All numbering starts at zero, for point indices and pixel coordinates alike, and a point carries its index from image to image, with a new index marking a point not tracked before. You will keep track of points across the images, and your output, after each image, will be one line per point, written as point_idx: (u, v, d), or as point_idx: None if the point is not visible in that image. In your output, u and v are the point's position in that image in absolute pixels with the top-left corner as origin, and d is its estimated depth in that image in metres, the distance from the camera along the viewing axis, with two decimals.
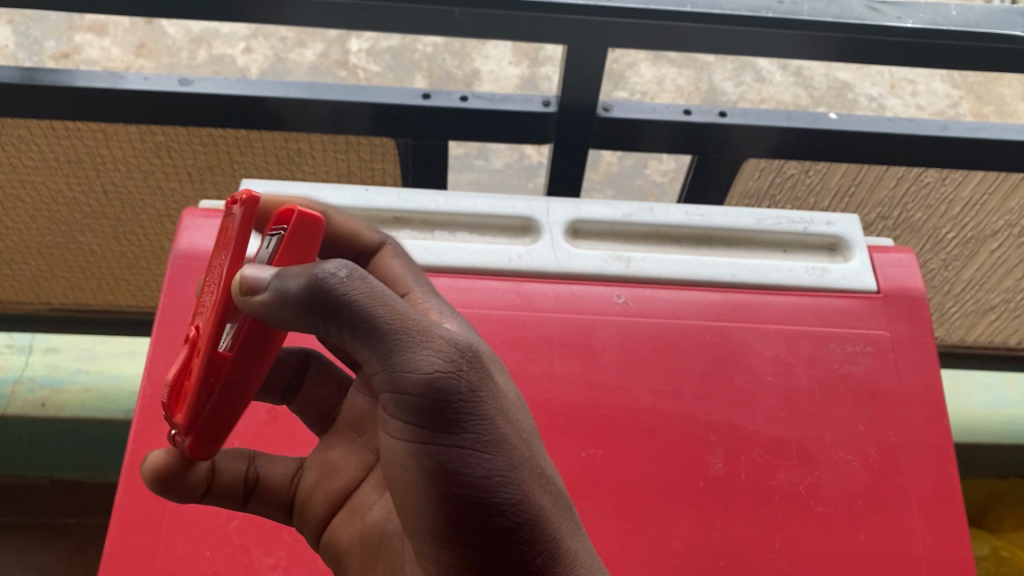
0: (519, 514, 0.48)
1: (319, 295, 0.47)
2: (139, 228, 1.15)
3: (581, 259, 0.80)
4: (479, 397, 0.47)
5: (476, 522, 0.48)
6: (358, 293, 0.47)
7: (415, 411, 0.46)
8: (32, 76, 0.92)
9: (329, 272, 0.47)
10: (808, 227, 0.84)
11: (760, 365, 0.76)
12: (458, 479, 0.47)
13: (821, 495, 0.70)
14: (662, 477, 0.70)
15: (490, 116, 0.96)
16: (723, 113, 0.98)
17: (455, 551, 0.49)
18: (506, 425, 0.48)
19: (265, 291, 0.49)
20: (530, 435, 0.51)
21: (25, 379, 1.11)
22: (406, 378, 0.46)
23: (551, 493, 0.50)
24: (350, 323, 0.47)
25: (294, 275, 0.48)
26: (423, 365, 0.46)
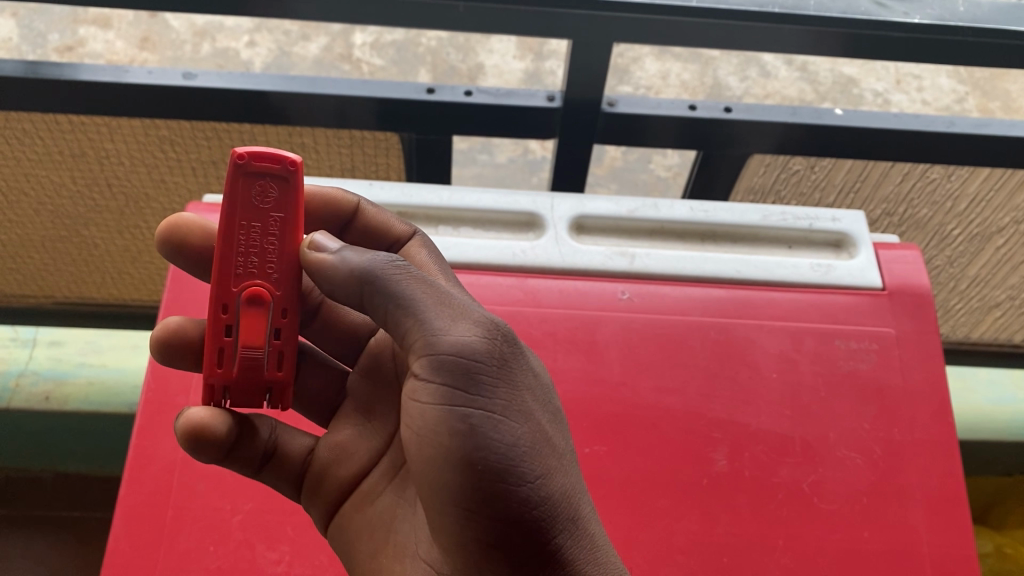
0: (544, 482, 0.52)
1: (372, 271, 0.55)
2: (143, 222, 1.15)
3: (585, 255, 0.80)
4: (507, 369, 0.54)
5: (504, 485, 0.51)
6: (405, 275, 0.55)
7: (455, 375, 0.52)
8: (37, 70, 0.92)
9: (387, 259, 0.56)
10: (813, 224, 0.83)
11: (765, 362, 0.75)
12: (489, 444, 0.51)
13: (825, 492, 0.70)
14: (665, 472, 0.70)
15: (495, 110, 0.96)
16: (729, 109, 0.98)
17: (479, 518, 0.52)
18: (531, 403, 0.55)
19: (329, 258, 0.57)
20: (555, 426, 0.57)
21: (30, 372, 1.11)
22: (448, 344, 0.53)
23: (571, 477, 0.55)
24: (402, 301, 0.55)
25: (354, 256, 0.56)
26: (463, 336, 0.53)
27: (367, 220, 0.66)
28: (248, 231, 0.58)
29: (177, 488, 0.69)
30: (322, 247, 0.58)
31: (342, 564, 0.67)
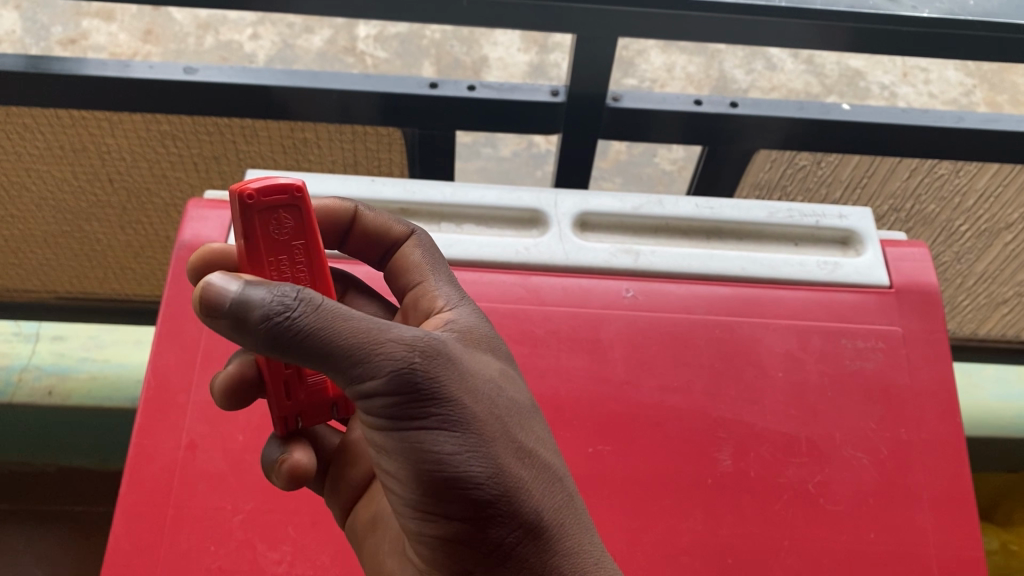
0: (496, 485, 0.50)
1: (274, 320, 0.46)
2: (145, 217, 1.15)
3: (590, 253, 0.79)
4: (441, 388, 0.48)
5: (453, 499, 0.50)
6: (317, 312, 0.47)
7: (384, 405, 0.48)
8: (39, 64, 0.91)
9: (282, 301, 0.46)
10: (819, 221, 0.82)
11: (770, 360, 0.75)
12: (432, 463, 0.49)
13: (831, 492, 0.70)
14: (670, 473, 0.69)
15: (499, 105, 0.95)
16: (735, 104, 0.97)
17: (440, 523, 0.51)
18: (471, 405, 0.50)
19: (222, 305, 0.46)
20: (511, 416, 0.53)
21: (32, 367, 1.11)
22: (369, 380, 0.47)
23: (533, 467, 0.52)
24: (310, 345, 0.47)
25: (248, 299, 0.46)
26: (383, 369, 0.47)
27: (363, 224, 0.64)
28: (275, 266, 0.54)
29: (178, 487, 0.68)
30: (218, 293, 0.46)
31: (344, 564, 0.66)
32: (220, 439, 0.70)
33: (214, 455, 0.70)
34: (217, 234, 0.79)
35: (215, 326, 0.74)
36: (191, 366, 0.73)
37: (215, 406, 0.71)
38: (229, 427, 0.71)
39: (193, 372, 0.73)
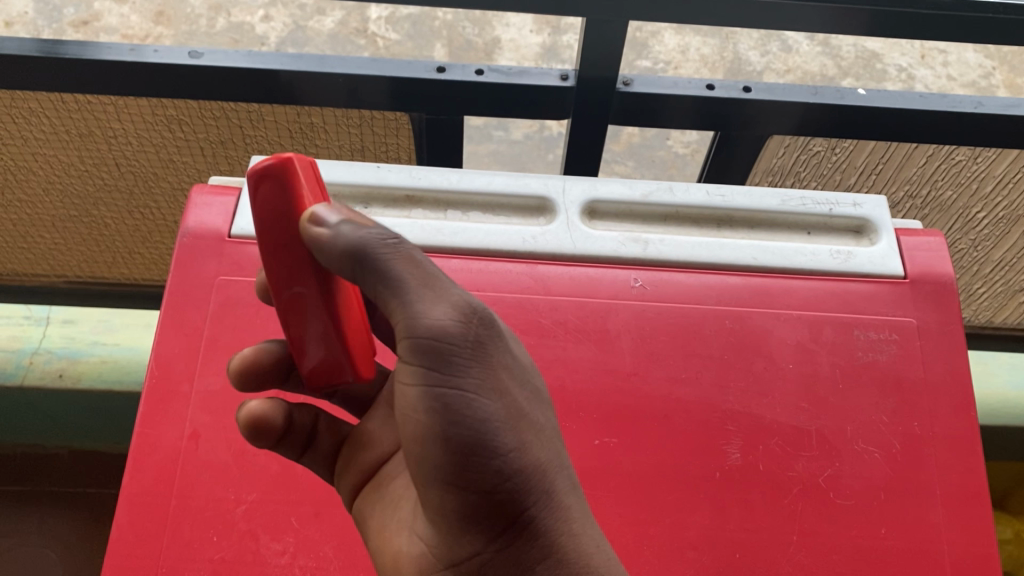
0: (516, 457, 0.51)
1: (362, 249, 0.50)
2: (153, 202, 1.14)
3: (598, 241, 0.78)
4: (489, 351, 0.51)
5: (475, 464, 0.50)
6: (403, 253, 0.50)
7: (431, 357, 0.49)
8: (54, 49, 0.90)
9: (378, 235, 0.50)
10: (833, 209, 0.81)
11: (781, 352, 0.73)
12: (461, 426, 0.50)
13: (841, 487, 0.68)
14: (677, 466, 0.68)
15: (507, 90, 0.93)
16: (748, 88, 0.95)
17: (456, 491, 0.51)
18: (508, 379, 0.52)
19: (324, 231, 0.50)
20: (539, 404, 0.55)
21: (43, 351, 1.18)
22: (425, 327, 0.49)
23: (553, 453, 0.54)
24: (387, 281, 0.50)
25: (344, 229, 0.50)
26: (441, 318, 0.49)
27: None
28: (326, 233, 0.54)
29: (181, 477, 0.68)
30: (322, 220, 0.50)
31: (348, 556, 0.66)
32: (223, 429, 0.70)
33: (217, 445, 0.69)
34: (221, 222, 0.78)
35: (219, 314, 0.74)
36: (194, 355, 0.72)
37: (218, 396, 0.71)
38: (232, 417, 0.70)
39: (196, 361, 0.72)
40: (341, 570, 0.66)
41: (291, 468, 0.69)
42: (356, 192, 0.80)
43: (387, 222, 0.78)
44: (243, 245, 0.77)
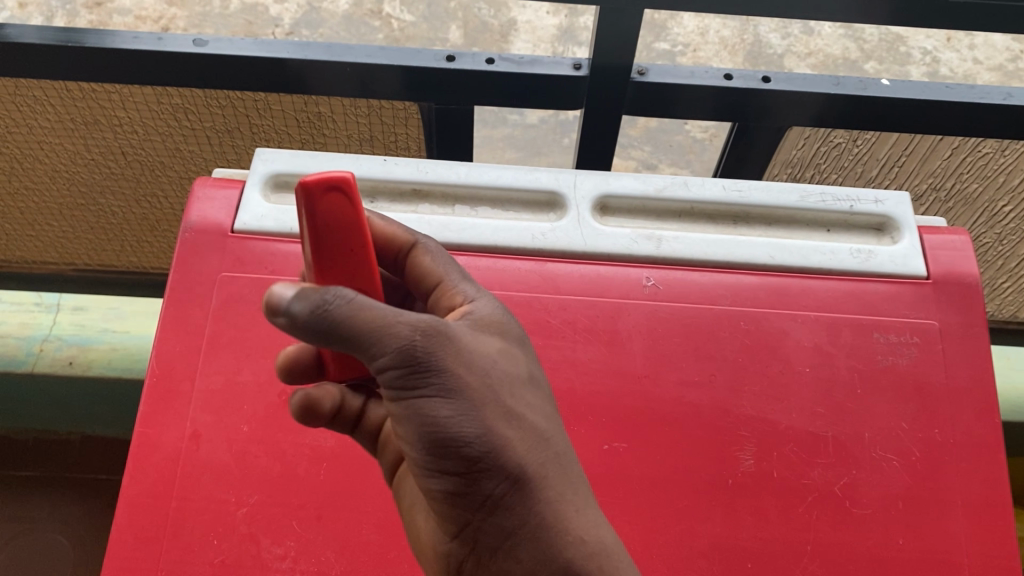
0: (495, 460, 0.49)
1: (311, 311, 0.46)
2: (160, 190, 1.12)
3: (609, 238, 0.76)
4: (449, 367, 0.48)
5: (455, 472, 0.49)
6: (351, 306, 0.46)
7: (393, 386, 0.48)
8: (73, 38, 0.88)
9: (326, 296, 0.46)
10: (853, 205, 0.78)
11: (798, 355, 0.71)
12: (435, 440, 0.48)
13: (858, 495, 0.66)
14: (689, 473, 0.66)
15: (518, 79, 0.91)
16: (767, 78, 0.92)
17: (448, 498, 0.50)
18: (482, 386, 0.49)
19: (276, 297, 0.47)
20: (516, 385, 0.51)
21: (53, 337, 1.20)
22: (381, 364, 0.47)
23: (534, 439, 0.51)
24: (336, 335, 0.47)
25: (291, 292, 0.47)
26: (393, 354, 0.47)
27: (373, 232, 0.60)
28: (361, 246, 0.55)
29: (181, 479, 0.67)
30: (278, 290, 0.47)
31: (350, 561, 0.65)
32: (224, 429, 0.68)
33: (218, 445, 0.68)
34: (224, 216, 0.76)
35: (221, 311, 0.72)
36: (195, 353, 0.71)
37: (219, 395, 0.69)
38: (233, 417, 0.69)
39: (197, 359, 0.70)
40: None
41: (293, 470, 0.67)
42: (362, 186, 0.79)
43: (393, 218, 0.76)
44: (246, 240, 0.75)
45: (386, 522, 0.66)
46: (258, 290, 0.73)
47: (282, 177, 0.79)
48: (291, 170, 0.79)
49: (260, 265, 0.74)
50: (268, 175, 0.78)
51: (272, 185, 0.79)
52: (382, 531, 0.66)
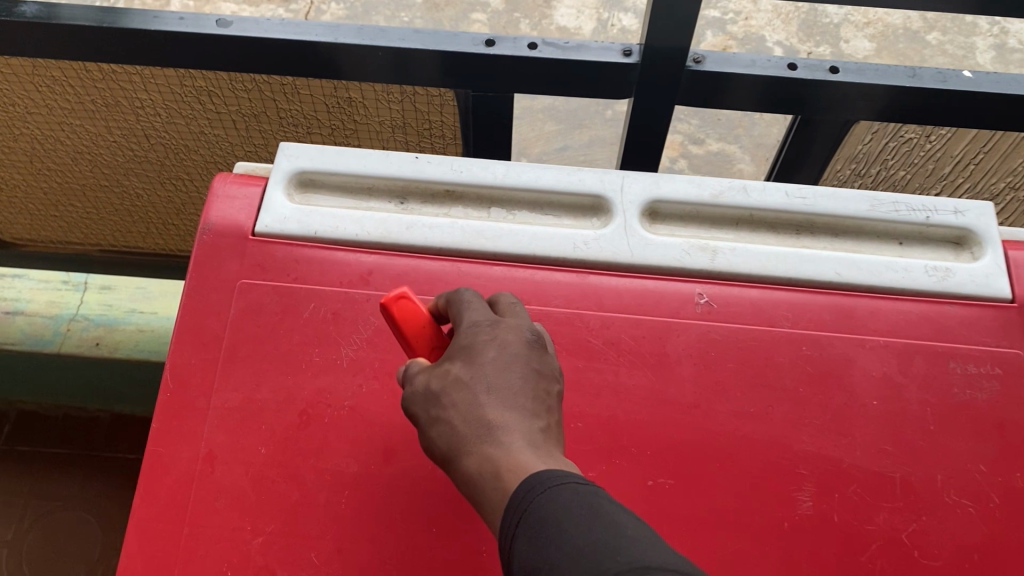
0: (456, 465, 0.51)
1: None
2: (185, 174, 1.08)
3: (658, 249, 0.70)
4: (415, 399, 0.54)
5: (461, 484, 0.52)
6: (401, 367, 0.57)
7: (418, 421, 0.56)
8: (107, 18, 0.83)
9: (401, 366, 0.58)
10: (930, 216, 0.71)
11: (864, 386, 0.65)
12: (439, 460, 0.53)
13: (929, 545, 0.60)
14: (741, 514, 0.61)
15: (563, 67, 0.84)
16: (835, 69, 0.84)
17: None
18: (440, 405, 0.52)
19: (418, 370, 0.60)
20: (445, 383, 0.52)
21: (80, 317, 1.27)
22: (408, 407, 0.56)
23: (455, 428, 0.51)
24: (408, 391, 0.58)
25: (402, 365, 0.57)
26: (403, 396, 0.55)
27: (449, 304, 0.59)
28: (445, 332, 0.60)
29: (194, 504, 0.62)
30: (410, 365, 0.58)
31: None
32: (240, 450, 0.64)
33: (233, 468, 0.63)
34: (244, 217, 0.70)
35: (239, 322, 0.67)
36: (211, 367, 0.66)
37: (235, 414, 0.65)
38: (250, 437, 0.64)
39: (213, 374, 0.66)
40: None
41: (312, 498, 0.62)
42: (393, 186, 0.73)
43: (425, 222, 0.71)
44: (268, 244, 0.69)
45: (411, 558, 0.61)
46: (279, 299, 0.68)
47: (307, 174, 0.73)
48: (318, 168, 0.73)
49: (282, 272, 0.69)
50: (292, 172, 0.73)
51: (297, 183, 0.73)
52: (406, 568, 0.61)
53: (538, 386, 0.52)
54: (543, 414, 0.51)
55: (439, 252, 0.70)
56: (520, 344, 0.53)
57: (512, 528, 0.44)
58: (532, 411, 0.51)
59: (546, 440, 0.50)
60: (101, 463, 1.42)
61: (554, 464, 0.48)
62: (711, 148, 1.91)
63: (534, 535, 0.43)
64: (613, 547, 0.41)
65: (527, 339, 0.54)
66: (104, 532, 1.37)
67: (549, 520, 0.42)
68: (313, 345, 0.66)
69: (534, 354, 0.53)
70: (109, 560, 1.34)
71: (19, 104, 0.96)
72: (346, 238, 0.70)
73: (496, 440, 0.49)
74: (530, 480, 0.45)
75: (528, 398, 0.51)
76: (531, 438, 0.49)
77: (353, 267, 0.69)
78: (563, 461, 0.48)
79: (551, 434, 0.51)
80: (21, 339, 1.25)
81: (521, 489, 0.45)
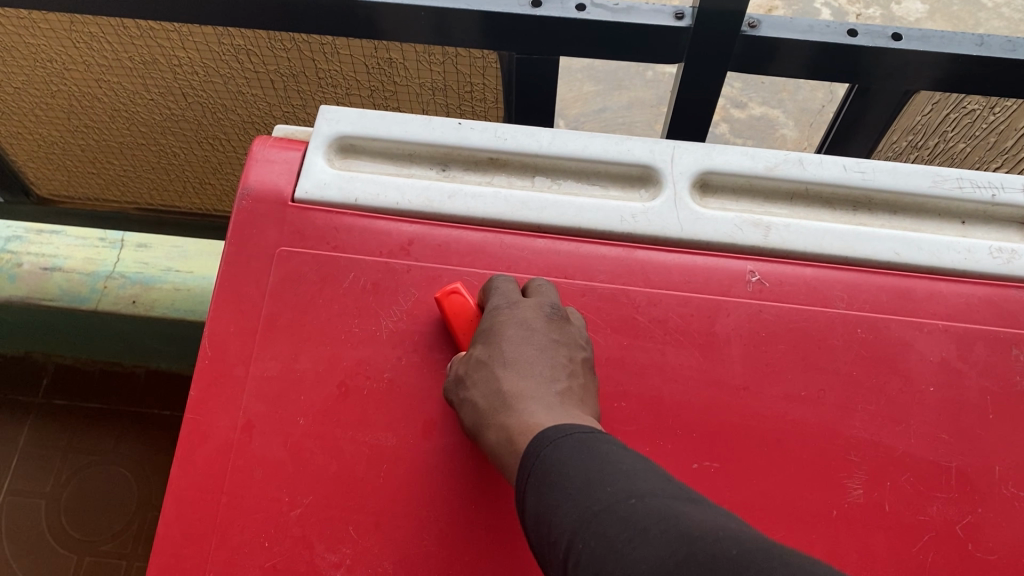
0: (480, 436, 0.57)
1: None
2: (222, 133, 1.06)
3: (709, 224, 0.67)
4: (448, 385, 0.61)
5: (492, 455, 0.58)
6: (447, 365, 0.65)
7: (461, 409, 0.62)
8: None
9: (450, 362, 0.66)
10: (996, 195, 0.67)
11: (922, 372, 0.62)
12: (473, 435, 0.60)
13: (982, 538, 0.59)
14: (789, 501, 0.59)
15: (611, 30, 0.81)
16: (898, 36, 0.80)
17: None
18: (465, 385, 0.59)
19: None
20: (469, 366, 0.60)
21: (117, 276, 1.25)
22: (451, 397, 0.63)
23: (476, 403, 0.58)
24: None
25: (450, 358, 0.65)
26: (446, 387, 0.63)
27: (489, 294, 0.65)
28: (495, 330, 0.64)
29: (232, 473, 0.62)
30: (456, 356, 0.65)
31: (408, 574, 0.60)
32: (279, 421, 0.63)
33: (272, 439, 0.63)
34: (284, 182, 0.69)
35: (279, 290, 0.66)
36: (250, 335, 0.65)
37: (275, 383, 0.64)
38: (289, 408, 0.63)
39: (252, 342, 0.65)
40: None
41: (351, 471, 0.62)
42: (434, 153, 0.71)
43: (467, 190, 0.68)
44: (307, 211, 0.68)
45: (450, 534, 0.60)
46: (318, 268, 0.66)
47: (347, 139, 0.71)
48: (357, 133, 0.71)
49: (321, 240, 0.67)
50: (332, 137, 0.71)
51: (337, 148, 0.71)
52: (443, 544, 0.60)
53: (554, 356, 0.59)
54: (562, 378, 0.58)
55: (482, 223, 0.68)
56: (538, 322, 0.60)
57: (524, 482, 0.50)
58: (549, 376, 0.58)
59: (565, 401, 0.57)
60: (136, 418, 1.44)
61: (559, 419, 0.54)
62: (754, 112, 1.86)
63: (539, 482, 0.48)
64: (604, 475, 0.46)
65: (546, 315, 0.61)
66: (140, 483, 1.39)
67: (555, 466, 0.48)
68: (353, 315, 0.65)
69: (553, 327, 0.60)
70: (146, 510, 1.37)
71: (56, 60, 0.94)
72: (387, 206, 0.68)
73: (513, 409, 0.56)
74: (537, 437, 0.52)
75: (544, 366, 0.58)
76: (547, 402, 0.56)
77: (393, 237, 0.67)
78: (574, 418, 0.54)
79: (569, 395, 0.57)
80: (57, 296, 1.24)
81: (529, 446, 0.52)
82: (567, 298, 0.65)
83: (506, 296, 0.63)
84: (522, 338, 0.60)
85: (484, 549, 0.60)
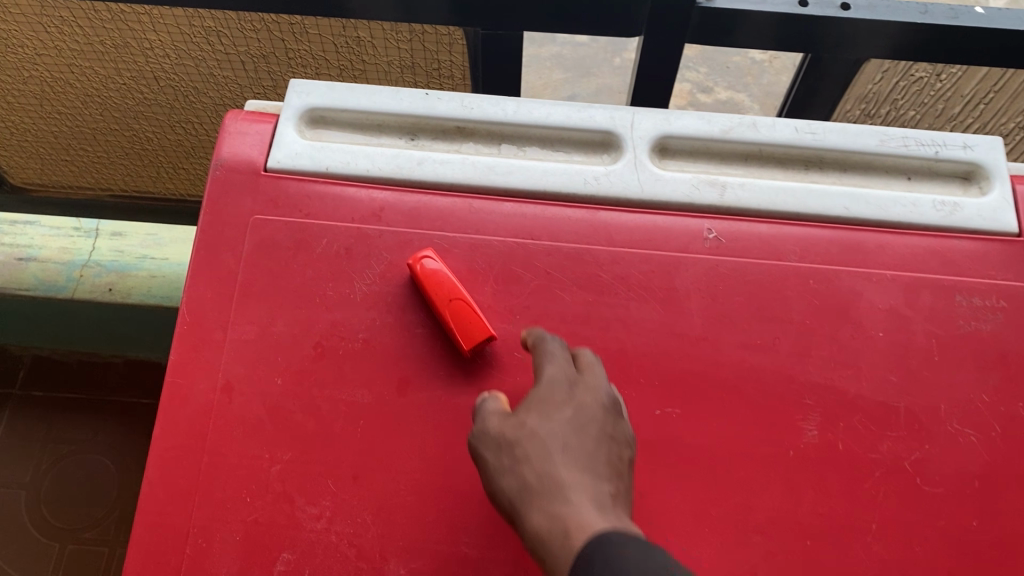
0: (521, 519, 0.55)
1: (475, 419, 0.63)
2: (195, 117, 1.08)
3: (668, 185, 0.70)
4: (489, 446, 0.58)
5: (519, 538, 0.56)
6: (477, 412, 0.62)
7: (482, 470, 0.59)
8: None
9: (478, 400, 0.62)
10: (939, 151, 0.71)
11: (871, 319, 0.66)
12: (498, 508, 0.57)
13: (930, 472, 0.62)
14: (747, 443, 0.62)
15: (572, 5, 0.83)
16: (847, 6, 0.83)
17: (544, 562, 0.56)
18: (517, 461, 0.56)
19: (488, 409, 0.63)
20: (521, 437, 0.57)
21: (93, 265, 1.28)
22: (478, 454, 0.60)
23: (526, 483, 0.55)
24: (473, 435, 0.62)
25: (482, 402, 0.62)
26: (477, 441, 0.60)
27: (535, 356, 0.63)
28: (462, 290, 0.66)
29: (213, 433, 0.64)
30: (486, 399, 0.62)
31: (386, 524, 0.62)
32: (257, 382, 0.65)
33: (251, 399, 0.65)
34: (257, 153, 0.71)
35: (254, 256, 0.68)
36: (227, 301, 0.67)
37: (252, 346, 0.66)
38: (267, 369, 0.65)
39: (230, 307, 0.67)
40: (379, 539, 0.61)
41: (328, 427, 0.64)
42: (403, 123, 0.74)
43: (435, 157, 0.71)
44: (280, 180, 0.70)
45: (425, 485, 0.62)
46: (292, 235, 0.69)
47: (318, 111, 0.73)
48: (328, 105, 0.73)
49: (295, 208, 0.69)
50: (303, 110, 0.73)
51: (308, 120, 0.74)
52: (419, 494, 0.62)
53: (609, 451, 0.57)
54: (613, 478, 0.56)
55: (450, 188, 0.70)
56: (597, 408, 0.59)
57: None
58: (602, 474, 0.56)
59: (615, 503, 0.55)
60: (113, 407, 1.45)
61: (619, 526, 0.52)
62: (720, 96, 1.89)
63: None
64: None
65: (603, 406, 0.59)
66: (120, 472, 1.40)
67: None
68: (327, 279, 0.67)
69: (608, 418, 0.59)
70: (127, 498, 1.38)
71: (28, 46, 0.96)
72: (357, 174, 0.70)
73: (564, 494, 0.54)
74: (600, 540, 0.50)
75: (600, 460, 0.56)
76: (601, 497, 0.54)
77: (364, 204, 0.69)
78: (628, 524, 0.53)
79: (618, 499, 0.55)
80: (33, 285, 1.26)
81: (590, 549, 0.49)
82: (534, 258, 0.67)
83: (565, 370, 0.61)
84: (579, 422, 0.58)
85: (458, 498, 0.62)
